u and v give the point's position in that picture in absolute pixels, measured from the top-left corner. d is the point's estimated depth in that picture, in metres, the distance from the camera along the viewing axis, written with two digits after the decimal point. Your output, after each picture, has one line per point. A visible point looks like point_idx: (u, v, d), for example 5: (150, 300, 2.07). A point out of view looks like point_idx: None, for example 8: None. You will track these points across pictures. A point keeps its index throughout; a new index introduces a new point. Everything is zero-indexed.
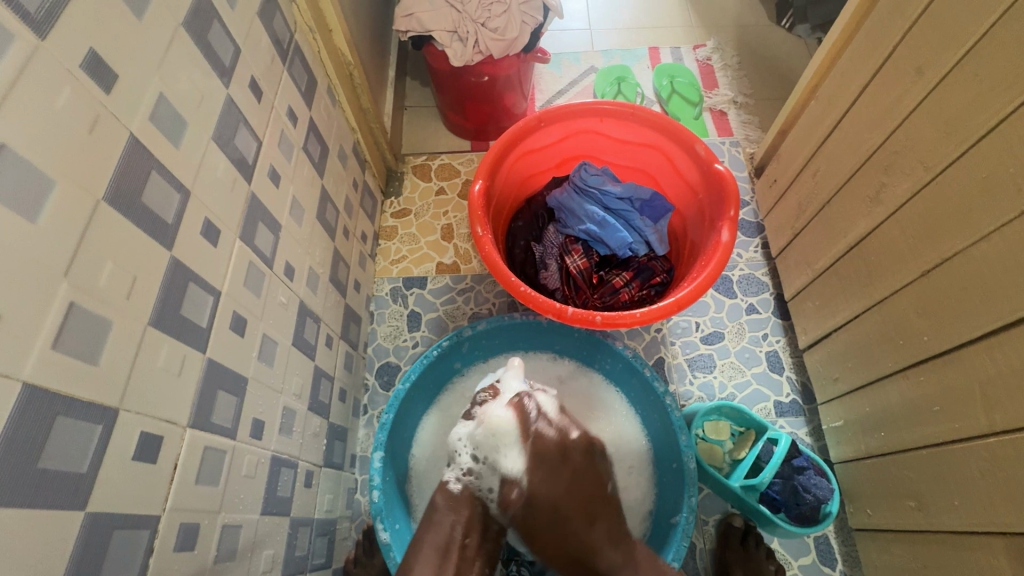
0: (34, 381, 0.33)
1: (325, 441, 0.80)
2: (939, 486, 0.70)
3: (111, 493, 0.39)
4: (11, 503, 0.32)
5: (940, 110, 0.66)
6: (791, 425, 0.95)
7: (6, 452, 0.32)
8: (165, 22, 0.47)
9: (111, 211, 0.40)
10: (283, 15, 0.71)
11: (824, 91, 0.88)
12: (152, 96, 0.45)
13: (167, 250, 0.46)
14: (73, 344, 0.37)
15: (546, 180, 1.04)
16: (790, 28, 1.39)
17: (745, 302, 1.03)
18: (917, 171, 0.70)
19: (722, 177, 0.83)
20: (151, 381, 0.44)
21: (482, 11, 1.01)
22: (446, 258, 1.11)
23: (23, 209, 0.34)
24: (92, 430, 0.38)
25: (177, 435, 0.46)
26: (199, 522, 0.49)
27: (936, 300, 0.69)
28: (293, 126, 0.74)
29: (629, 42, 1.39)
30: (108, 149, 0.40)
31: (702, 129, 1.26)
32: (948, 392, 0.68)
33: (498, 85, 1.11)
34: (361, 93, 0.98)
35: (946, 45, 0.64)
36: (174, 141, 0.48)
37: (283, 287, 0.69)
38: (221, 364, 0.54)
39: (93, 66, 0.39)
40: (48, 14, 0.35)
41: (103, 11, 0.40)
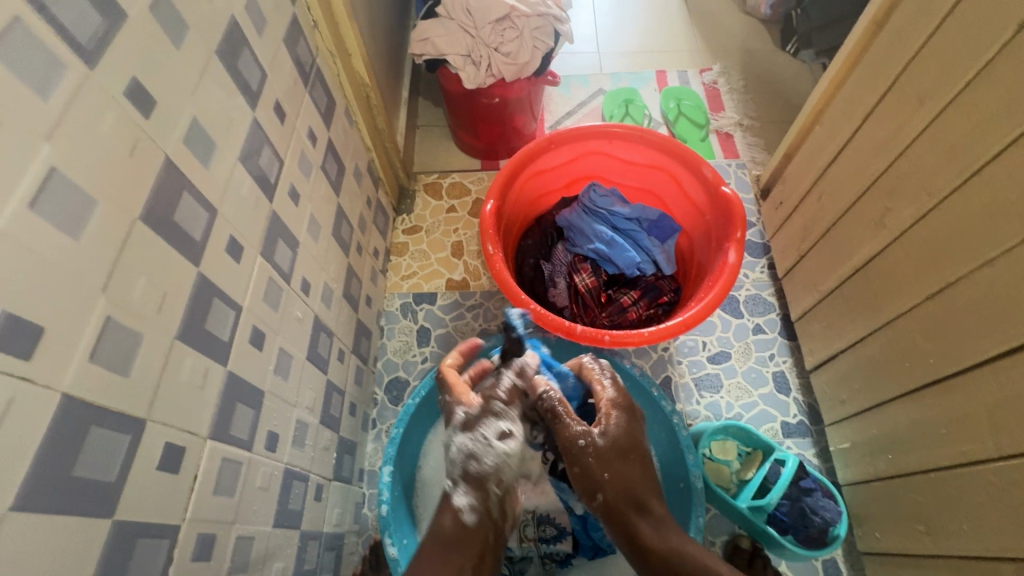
0: (71, 392, 0.35)
1: (334, 454, 0.81)
2: (949, 511, 0.70)
3: (136, 502, 0.40)
4: (46, 509, 0.33)
5: (942, 138, 0.68)
6: (798, 446, 0.95)
7: (43, 460, 0.33)
8: (200, 49, 0.50)
9: (145, 229, 0.42)
10: (306, 40, 0.74)
11: (829, 117, 0.90)
12: (186, 119, 0.48)
13: (195, 266, 0.48)
14: (107, 356, 0.38)
15: (556, 199, 1.06)
16: (795, 54, 1.42)
17: (751, 322, 1.04)
18: (920, 197, 0.71)
19: (728, 200, 0.85)
20: (176, 392, 0.45)
21: (495, 36, 1.04)
22: (456, 274, 1.13)
23: (68, 229, 0.35)
24: (121, 439, 0.39)
25: (198, 446, 0.48)
26: (216, 533, 0.50)
27: (942, 324, 0.70)
28: (313, 145, 0.76)
29: (636, 65, 1.43)
30: (145, 170, 0.42)
31: (708, 151, 1.28)
32: (955, 416, 0.68)
33: (509, 107, 1.14)
34: (376, 113, 1.01)
35: (947, 77, 0.66)
36: (204, 162, 0.50)
37: (299, 302, 0.70)
38: (240, 377, 0.55)
39: (136, 92, 0.41)
40: (99, 45, 0.38)
41: (147, 41, 0.43)
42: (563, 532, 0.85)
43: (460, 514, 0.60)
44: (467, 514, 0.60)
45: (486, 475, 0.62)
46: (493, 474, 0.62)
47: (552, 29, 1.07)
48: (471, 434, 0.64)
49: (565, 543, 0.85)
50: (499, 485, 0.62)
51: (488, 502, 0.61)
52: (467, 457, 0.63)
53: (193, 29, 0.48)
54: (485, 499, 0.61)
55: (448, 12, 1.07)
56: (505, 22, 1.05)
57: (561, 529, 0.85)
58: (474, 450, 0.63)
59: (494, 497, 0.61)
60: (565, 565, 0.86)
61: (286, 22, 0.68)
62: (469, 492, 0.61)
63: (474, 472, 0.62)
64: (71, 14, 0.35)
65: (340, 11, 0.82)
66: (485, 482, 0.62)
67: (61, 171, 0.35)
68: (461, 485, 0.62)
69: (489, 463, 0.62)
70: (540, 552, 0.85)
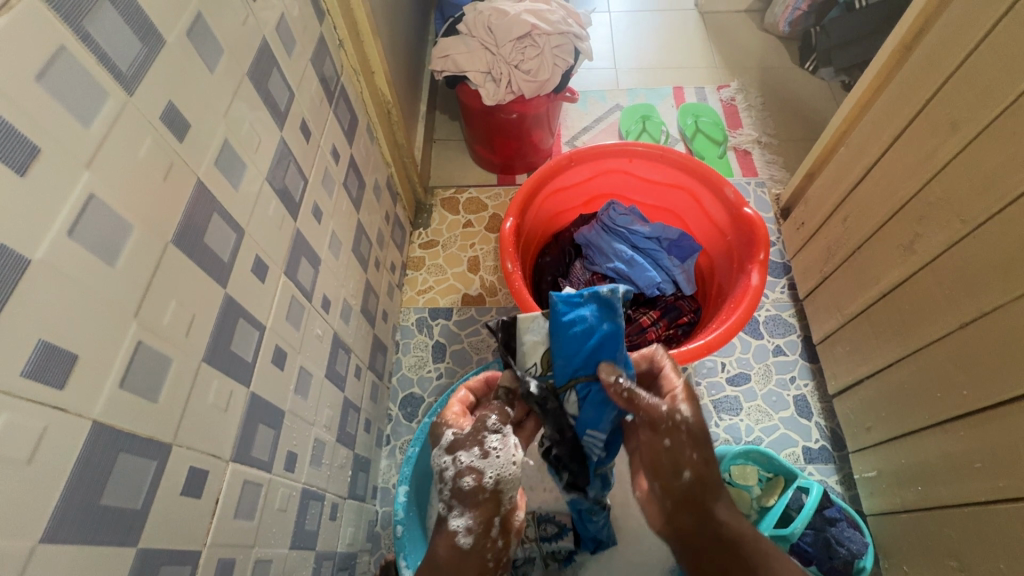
0: (102, 419, 0.35)
1: (350, 472, 0.80)
2: (984, 547, 0.67)
3: (160, 528, 0.40)
4: (75, 540, 0.33)
5: (976, 164, 0.67)
6: (821, 473, 0.92)
7: (73, 490, 0.33)
8: (233, 72, 0.50)
9: (177, 252, 0.42)
10: (331, 59, 0.75)
11: (853, 139, 0.90)
12: (218, 141, 0.48)
13: (223, 287, 0.48)
14: (137, 383, 0.38)
15: (574, 217, 1.05)
16: (813, 71, 1.41)
17: (771, 343, 1.02)
18: (952, 224, 0.70)
19: (751, 220, 0.84)
20: (202, 415, 0.45)
21: (516, 53, 1.04)
22: (472, 290, 1.13)
23: (104, 255, 0.35)
24: (148, 466, 0.39)
25: (220, 469, 0.47)
26: (235, 557, 0.50)
27: (976, 354, 0.68)
28: (336, 163, 0.76)
29: (653, 81, 1.42)
30: (179, 194, 0.43)
31: (726, 169, 1.27)
32: (989, 450, 0.66)
33: (528, 122, 1.14)
34: (397, 129, 1.02)
35: (983, 103, 0.65)
36: (234, 184, 0.50)
37: (319, 320, 0.70)
38: (262, 398, 0.55)
39: (171, 117, 0.42)
40: (137, 72, 0.38)
41: (183, 65, 0.43)
42: (563, 528, 0.82)
43: (458, 537, 0.54)
44: (466, 537, 0.54)
45: (486, 494, 0.55)
46: (492, 491, 0.55)
47: (572, 47, 1.07)
48: (464, 451, 0.56)
49: (567, 541, 0.82)
50: (499, 501, 0.55)
51: (488, 521, 0.55)
52: (461, 474, 0.55)
53: (227, 53, 0.49)
54: (486, 520, 0.55)
55: (470, 29, 1.08)
56: (526, 39, 1.05)
57: (561, 525, 0.83)
58: (468, 468, 0.55)
59: (495, 514, 0.55)
60: (569, 562, 0.83)
61: (313, 42, 0.68)
62: (467, 512, 0.54)
63: (468, 492, 0.54)
64: (113, 42, 0.36)
65: (365, 30, 0.83)
66: (485, 499, 0.55)
67: (99, 197, 0.35)
68: (456, 506, 0.55)
69: (489, 479, 0.55)
70: (542, 551, 0.82)
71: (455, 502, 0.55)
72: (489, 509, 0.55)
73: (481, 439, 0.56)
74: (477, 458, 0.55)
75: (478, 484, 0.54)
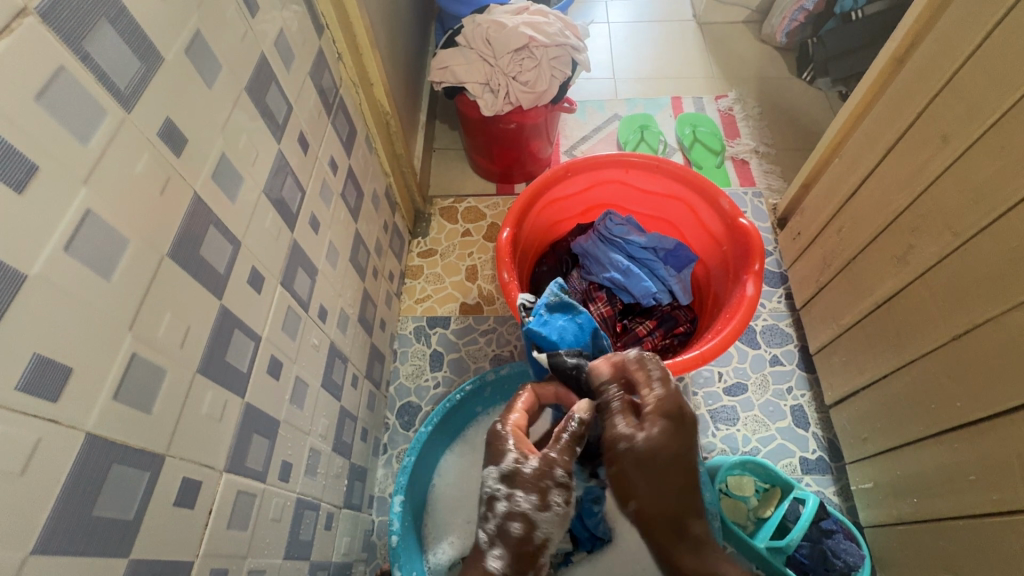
0: (95, 431, 0.35)
1: (345, 482, 0.80)
2: (980, 561, 0.67)
3: (152, 539, 0.40)
4: (67, 551, 0.33)
5: (968, 177, 0.67)
6: (818, 484, 0.92)
7: (66, 501, 0.33)
8: (232, 87, 0.51)
9: (173, 265, 0.43)
10: (330, 71, 0.76)
11: (847, 151, 0.90)
12: (215, 155, 0.49)
13: (218, 299, 0.49)
14: (132, 394, 0.39)
15: (571, 226, 1.06)
16: (811, 81, 1.42)
17: (768, 353, 1.02)
18: (945, 236, 0.70)
19: (746, 231, 0.84)
20: (195, 426, 0.45)
21: (514, 65, 1.05)
22: (469, 298, 1.13)
23: (100, 269, 0.36)
24: (141, 477, 0.39)
25: (214, 479, 0.48)
26: (228, 567, 0.50)
27: (969, 365, 0.68)
28: (334, 174, 0.77)
29: (651, 91, 1.44)
30: (176, 208, 0.43)
31: (724, 178, 1.28)
32: (984, 462, 0.66)
33: (526, 132, 1.14)
34: (396, 139, 1.03)
35: (973, 116, 0.66)
36: (231, 197, 0.51)
37: (316, 329, 0.71)
38: (257, 408, 0.55)
39: (168, 132, 0.42)
40: (135, 89, 0.39)
41: (181, 81, 0.44)
42: (561, 533, 0.81)
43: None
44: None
45: (532, 546, 0.52)
46: (537, 542, 0.53)
47: (569, 59, 1.08)
48: (522, 494, 0.53)
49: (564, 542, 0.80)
50: (540, 556, 0.53)
51: (525, 571, 0.52)
52: (510, 516, 0.53)
53: (225, 69, 0.50)
54: (523, 569, 0.52)
55: (468, 41, 1.09)
56: (524, 51, 1.06)
57: None
58: (521, 513, 0.52)
59: (533, 567, 0.53)
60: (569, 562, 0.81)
61: (312, 56, 0.69)
62: (505, 559, 0.52)
63: (515, 537, 0.52)
64: (112, 61, 0.37)
65: (364, 43, 0.84)
66: (528, 551, 0.52)
67: (95, 213, 0.35)
68: (496, 546, 0.53)
69: (540, 531, 0.52)
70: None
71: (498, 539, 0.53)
72: (529, 559, 0.52)
73: (541, 484, 0.53)
74: (535, 505, 0.52)
75: (528, 532, 0.52)
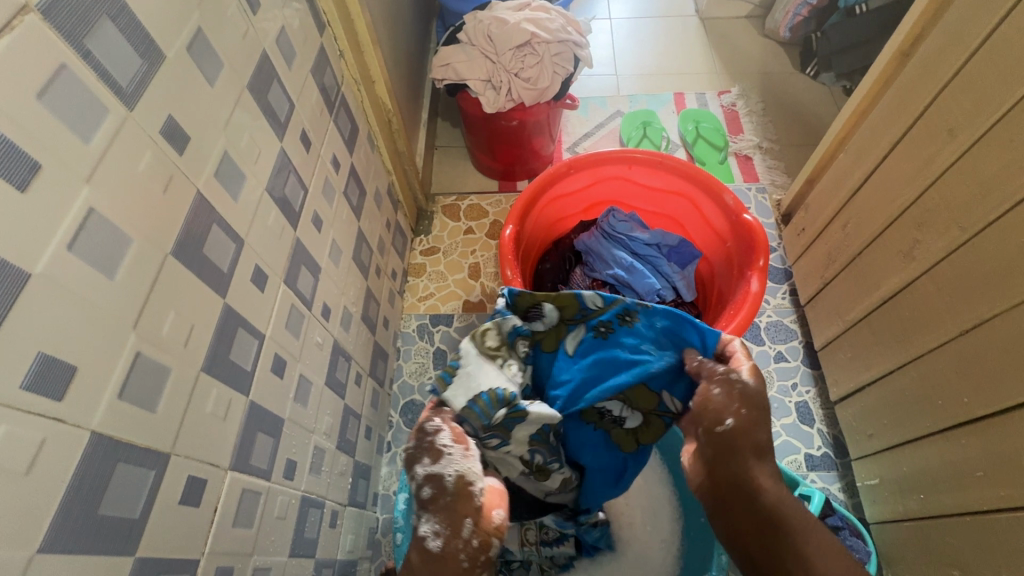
0: (100, 429, 0.35)
1: (350, 480, 0.81)
2: (987, 558, 0.67)
3: (158, 537, 0.40)
4: (72, 549, 0.34)
5: (975, 171, 0.67)
6: (823, 480, 0.92)
7: (72, 499, 0.34)
8: (233, 84, 0.51)
9: (176, 263, 0.43)
10: (332, 69, 0.76)
11: (852, 146, 0.90)
12: (217, 153, 0.48)
13: (222, 297, 0.49)
14: (137, 393, 0.39)
15: (574, 223, 1.06)
16: (815, 76, 1.41)
17: (773, 349, 1.02)
18: (951, 231, 0.70)
19: (751, 226, 0.84)
20: (200, 425, 0.45)
21: (516, 61, 1.05)
22: (473, 296, 1.13)
23: (104, 269, 0.36)
24: (146, 475, 0.39)
25: (219, 477, 0.48)
26: (233, 565, 0.50)
27: (975, 361, 0.68)
28: (336, 172, 0.77)
29: (654, 87, 1.43)
30: (178, 206, 0.43)
31: (727, 174, 1.27)
32: (992, 458, 0.66)
33: (528, 129, 1.14)
34: (398, 137, 1.02)
35: (979, 110, 0.65)
36: (233, 195, 0.51)
37: (319, 327, 0.70)
38: (262, 406, 0.55)
39: (170, 130, 0.42)
40: (137, 87, 0.39)
41: (183, 80, 0.44)
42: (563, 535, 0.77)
43: (427, 544, 0.44)
44: (436, 540, 0.44)
45: (447, 495, 0.46)
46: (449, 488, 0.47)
47: (571, 55, 1.07)
48: (422, 459, 0.49)
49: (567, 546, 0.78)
50: (466, 497, 0.46)
51: (455, 522, 0.45)
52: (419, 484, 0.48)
53: (226, 66, 0.49)
54: (456, 526, 0.45)
55: (470, 38, 1.09)
56: (526, 47, 1.05)
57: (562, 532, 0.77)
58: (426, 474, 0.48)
59: (465, 515, 0.45)
60: (567, 568, 0.80)
61: (314, 53, 0.69)
62: (429, 515, 0.45)
63: (428, 498, 0.46)
64: (112, 58, 0.36)
65: (365, 40, 0.83)
66: (445, 500, 0.46)
67: (98, 212, 0.35)
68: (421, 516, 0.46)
69: (448, 478, 0.47)
70: (541, 555, 0.78)
71: (422, 510, 0.46)
72: (451, 507, 0.46)
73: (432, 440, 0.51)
74: (434, 453, 0.49)
75: (438, 482, 0.47)
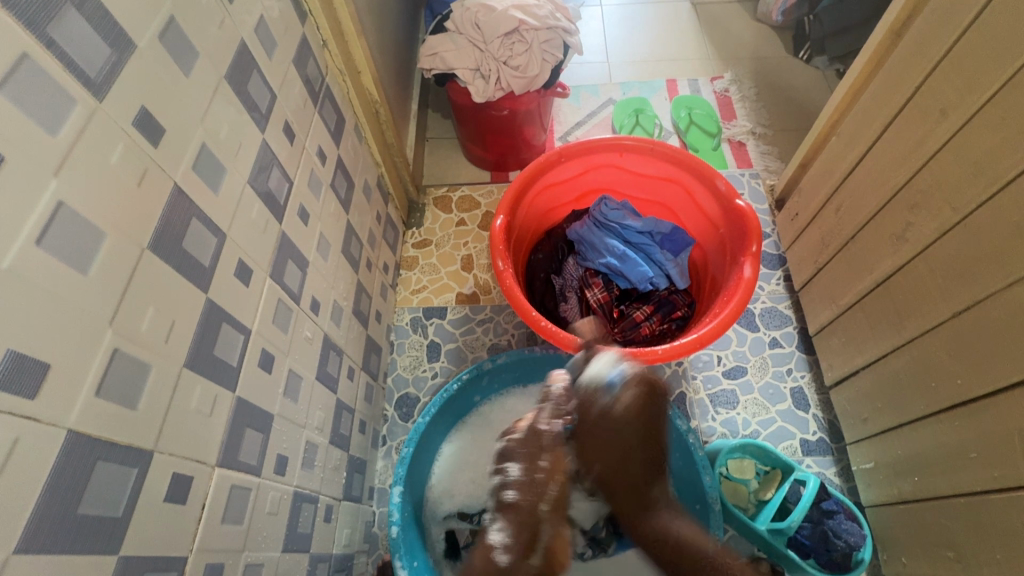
0: (77, 427, 0.35)
1: (344, 474, 0.80)
2: (980, 539, 0.67)
3: (143, 536, 0.40)
4: (52, 549, 0.33)
5: (966, 152, 0.66)
6: (818, 465, 0.92)
7: (49, 498, 0.33)
8: (210, 74, 0.50)
9: (153, 257, 0.42)
10: (315, 59, 0.74)
11: (845, 128, 0.89)
12: (195, 146, 0.47)
13: (204, 292, 0.48)
14: (115, 389, 0.38)
15: (567, 212, 1.05)
16: (808, 60, 1.39)
17: (767, 336, 1.02)
18: (944, 212, 0.69)
19: (743, 213, 0.83)
20: (185, 422, 0.45)
21: (504, 49, 1.03)
22: (466, 288, 1.13)
23: (75, 263, 0.35)
24: (128, 472, 0.39)
25: (206, 474, 0.47)
26: (224, 562, 0.50)
27: (968, 343, 0.67)
28: (322, 164, 0.76)
29: (646, 74, 1.41)
30: (155, 199, 0.42)
31: (721, 161, 1.26)
32: (986, 439, 0.66)
33: (519, 119, 1.13)
34: (386, 128, 1.01)
35: (971, 89, 0.65)
36: (214, 188, 0.50)
37: (309, 322, 0.70)
38: (250, 402, 0.55)
39: (144, 122, 0.41)
40: (106, 77, 0.38)
41: (155, 70, 0.42)
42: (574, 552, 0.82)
43: (493, 553, 0.59)
44: (501, 555, 0.58)
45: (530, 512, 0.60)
46: (527, 498, 0.60)
47: (561, 42, 1.06)
48: (514, 463, 0.64)
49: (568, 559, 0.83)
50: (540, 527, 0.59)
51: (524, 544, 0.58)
52: (506, 487, 0.62)
53: (202, 56, 0.48)
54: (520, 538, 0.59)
55: (457, 26, 1.07)
56: (514, 35, 1.04)
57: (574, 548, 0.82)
58: (513, 480, 0.62)
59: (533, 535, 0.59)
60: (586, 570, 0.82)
61: (295, 43, 0.68)
62: (506, 526, 0.60)
63: (512, 504, 0.60)
64: (78, 47, 0.35)
65: (349, 29, 0.82)
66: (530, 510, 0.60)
67: (68, 205, 0.35)
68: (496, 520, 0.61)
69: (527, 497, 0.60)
70: None
71: (499, 515, 0.61)
72: (524, 525, 0.59)
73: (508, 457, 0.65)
74: (528, 467, 0.62)
75: (525, 489, 0.61)
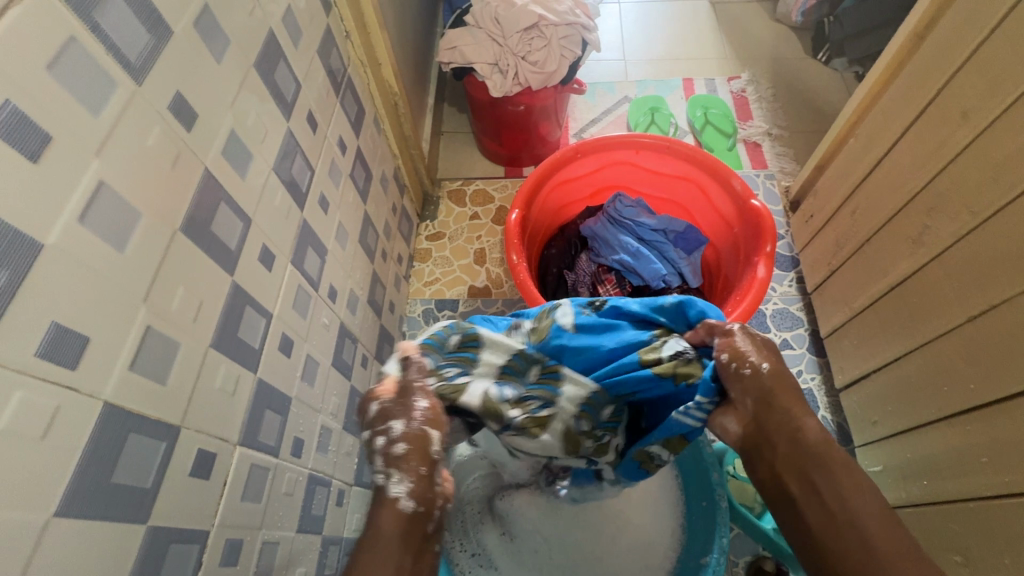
0: (113, 400, 0.36)
1: (357, 460, 0.81)
2: (988, 543, 0.67)
3: (169, 509, 0.41)
4: (86, 515, 0.34)
5: (987, 157, 0.66)
6: None
7: (84, 465, 0.34)
8: (240, 62, 0.51)
9: (185, 238, 0.43)
10: (339, 50, 0.75)
11: (863, 130, 0.89)
12: (225, 131, 0.49)
13: (230, 275, 0.49)
14: (149, 364, 0.40)
15: (580, 209, 1.05)
16: (826, 62, 1.39)
17: (778, 337, 1.02)
18: (962, 216, 0.69)
19: (759, 213, 0.83)
20: (209, 399, 0.46)
21: (523, 45, 1.04)
22: (478, 281, 1.14)
23: (114, 241, 0.36)
24: (157, 446, 0.40)
25: (228, 451, 0.48)
26: (242, 539, 0.51)
27: (981, 348, 0.68)
28: (342, 154, 0.77)
29: (662, 73, 1.41)
30: (186, 182, 0.43)
31: (736, 161, 1.25)
32: (997, 444, 0.65)
33: (535, 114, 1.13)
34: (404, 121, 1.02)
35: (992, 94, 0.64)
36: (240, 172, 0.51)
37: (326, 309, 0.71)
38: (270, 384, 0.56)
39: (178, 107, 0.42)
40: (145, 60, 0.39)
41: (190, 55, 0.43)
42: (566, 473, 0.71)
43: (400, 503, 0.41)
44: (409, 501, 0.41)
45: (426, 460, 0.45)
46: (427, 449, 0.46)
47: (580, 38, 1.06)
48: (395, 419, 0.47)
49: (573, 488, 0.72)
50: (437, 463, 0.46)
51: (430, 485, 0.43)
52: (391, 442, 0.45)
53: (232, 44, 0.49)
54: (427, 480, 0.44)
55: (477, 21, 1.07)
56: (534, 30, 1.04)
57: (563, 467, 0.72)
58: (400, 431, 0.46)
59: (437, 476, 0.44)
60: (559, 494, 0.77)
61: (320, 34, 0.69)
62: (405, 478, 0.43)
63: (403, 455, 0.44)
64: (120, 31, 0.36)
65: (371, 22, 0.83)
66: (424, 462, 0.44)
67: (107, 184, 0.36)
68: (391, 472, 0.43)
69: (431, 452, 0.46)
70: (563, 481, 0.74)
71: (392, 467, 0.44)
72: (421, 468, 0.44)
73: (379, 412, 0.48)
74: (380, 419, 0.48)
75: (417, 438, 0.46)
